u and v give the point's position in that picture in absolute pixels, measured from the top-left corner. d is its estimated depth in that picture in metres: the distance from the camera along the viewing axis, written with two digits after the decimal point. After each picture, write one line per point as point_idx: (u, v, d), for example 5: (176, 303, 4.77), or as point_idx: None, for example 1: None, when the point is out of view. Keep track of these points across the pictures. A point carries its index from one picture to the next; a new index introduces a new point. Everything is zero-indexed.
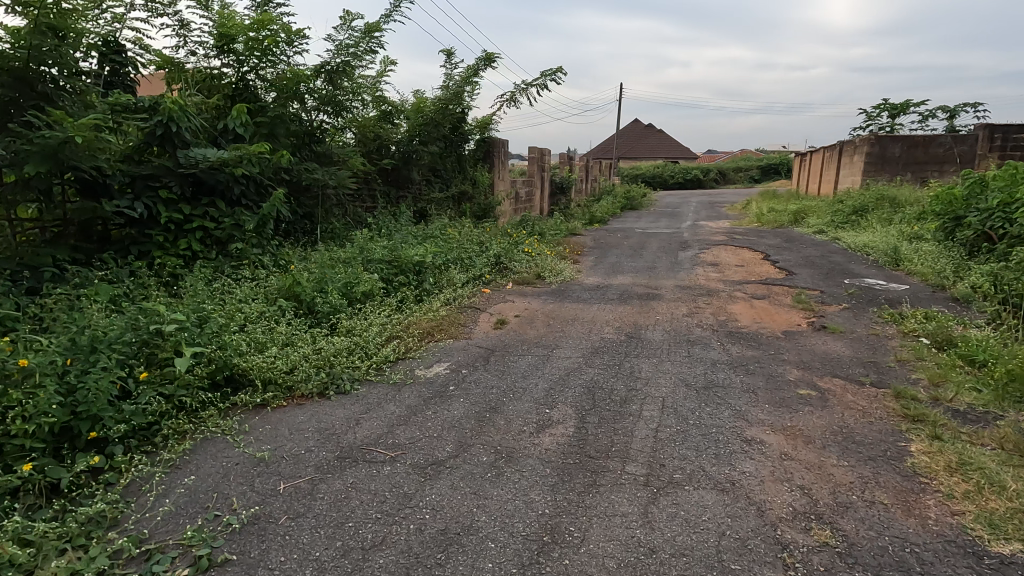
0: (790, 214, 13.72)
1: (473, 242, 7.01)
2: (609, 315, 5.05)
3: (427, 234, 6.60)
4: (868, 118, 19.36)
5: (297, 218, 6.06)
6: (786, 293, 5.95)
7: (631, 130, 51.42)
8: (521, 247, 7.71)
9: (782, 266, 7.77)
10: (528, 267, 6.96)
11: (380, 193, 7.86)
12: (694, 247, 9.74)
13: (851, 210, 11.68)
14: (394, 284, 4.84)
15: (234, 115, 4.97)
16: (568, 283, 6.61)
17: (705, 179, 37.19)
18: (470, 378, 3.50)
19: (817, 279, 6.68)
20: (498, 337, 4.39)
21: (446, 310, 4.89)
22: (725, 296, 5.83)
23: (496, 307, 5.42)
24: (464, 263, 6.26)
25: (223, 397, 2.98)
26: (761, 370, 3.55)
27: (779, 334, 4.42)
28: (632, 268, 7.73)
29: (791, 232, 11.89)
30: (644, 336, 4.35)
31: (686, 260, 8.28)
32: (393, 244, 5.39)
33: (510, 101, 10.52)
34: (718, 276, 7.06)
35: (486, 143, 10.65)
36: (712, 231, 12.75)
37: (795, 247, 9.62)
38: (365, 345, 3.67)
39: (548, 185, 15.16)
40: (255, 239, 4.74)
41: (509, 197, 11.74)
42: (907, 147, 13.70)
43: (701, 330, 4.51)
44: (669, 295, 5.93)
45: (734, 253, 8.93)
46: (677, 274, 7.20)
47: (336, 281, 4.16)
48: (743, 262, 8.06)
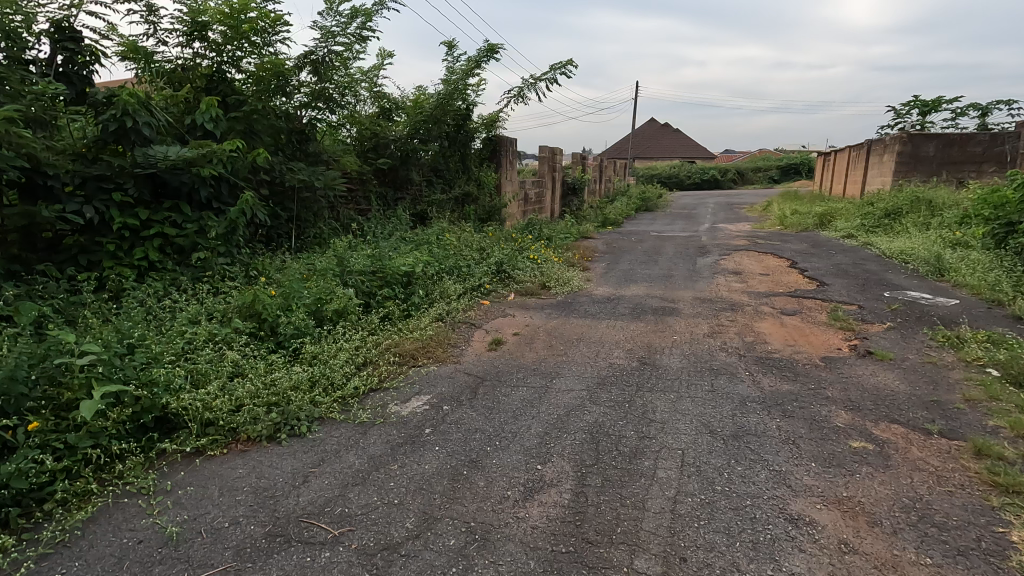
0: (815, 216, 12.97)
1: (474, 248, 6.47)
2: (619, 334, 4.47)
3: (423, 240, 6.08)
4: (897, 116, 18.45)
5: (280, 223, 5.57)
6: (820, 308, 5.32)
7: (647, 130, 50.55)
8: (526, 253, 7.15)
9: (811, 275, 7.11)
10: (533, 276, 6.40)
11: (376, 194, 7.36)
12: (714, 253, 9.09)
13: (882, 213, 10.93)
14: (377, 299, 4.32)
15: (203, 108, 4.50)
16: (576, 294, 6.04)
17: (723, 180, 36.28)
18: (451, 417, 2.96)
19: (852, 291, 6.04)
20: (491, 362, 3.84)
21: (434, 328, 4.35)
22: (750, 311, 5.22)
23: (494, 323, 4.87)
24: (462, 272, 5.72)
25: (148, 445, 2.48)
26: (800, 410, 2.96)
27: (816, 360, 3.81)
28: (646, 277, 7.13)
29: (817, 236, 11.18)
30: (659, 362, 3.78)
31: (706, 268, 7.67)
32: (380, 252, 4.88)
33: (518, 97, 9.97)
34: (740, 286, 6.44)
35: (492, 141, 10.11)
36: (732, 235, 12.06)
37: (824, 253, 8.93)
38: (331, 376, 3.14)
39: (559, 185, 14.59)
40: (222, 248, 4.25)
41: (517, 198, 11.20)
42: (942, 145, 12.88)
43: (725, 355, 3.93)
44: (686, 309, 5.33)
45: (757, 260, 8.28)
46: (696, 285, 6.59)
47: (305, 298, 3.65)
48: (768, 270, 7.42)
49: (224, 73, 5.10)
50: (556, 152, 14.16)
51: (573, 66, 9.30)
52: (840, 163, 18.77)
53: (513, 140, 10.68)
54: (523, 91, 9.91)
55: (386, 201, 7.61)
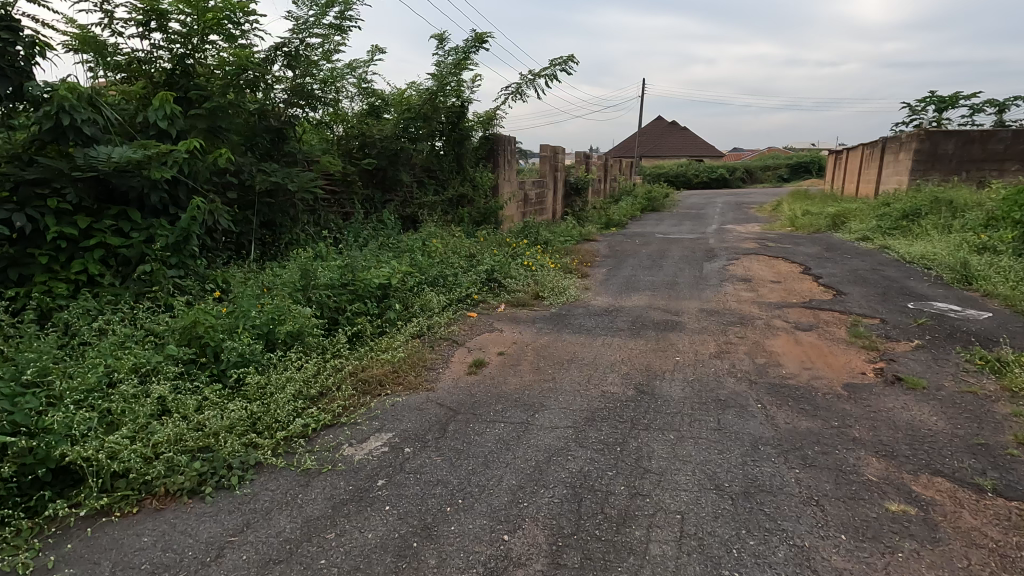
0: (828, 217, 12.44)
1: (463, 255, 6.03)
2: (615, 354, 4.02)
3: (407, 247, 5.65)
4: (913, 112, 17.80)
5: (250, 229, 5.16)
6: (838, 323, 4.83)
7: (654, 128, 49.89)
8: (520, 259, 6.71)
9: (826, 282, 6.62)
10: (526, 285, 5.96)
11: (361, 197, 6.93)
12: (721, 257, 8.60)
13: (900, 214, 10.39)
14: (346, 316, 3.89)
15: (157, 105, 4.10)
16: (572, 305, 5.60)
17: (731, 179, 35.63)
18: (411, 464, 2.53)
19: (872, 302, 5.54)
20: (468, 390, 3.41)
21: (409, 349, 3.92)
22: (761, 327, 4.74)
23: (479, 340, 4.43)
24: (447, 281, 5.29)
25: (40, 506, 2.08)
26: (822, 456, 2.50)
27: (838, 389, 3.34)
28: (648, 285, 6.67)
29: (830, 239, 10.65)
30: (658, 391, 3.32)
31: (712, 275, 7.19)
32: (354, 261, 4.45)
33: (515, 93, 9.51)
34: (750, 296, 5.97)
35: (488, 140, 9.68)
36: (740, 237, 11.55)
37: (839, 258, 8.42)
38: (276, 412, 2.72)
39: (562, 186, 14.13)
40: (175, 259, 3.85)
41: (516, 199, 10.75)
42: (961, 143, 12.30)
43: (734, 381, 3.46)
44: (691, 323, 4.86)
45: (767, 266, 7.79)
46: (702, 294, 6.12)
47: (255, 318, 3.23)
48: (780, 277, 6.94)
49: (186, 66, 4.70)
50: (558, 151, 13.69)
51: (574, 61, 8.83)
52: (853, 162, 18.17)
53: (511, 139, 10.23)
54: (520, 88, 9.45)
55: (373, 204, 7.19)
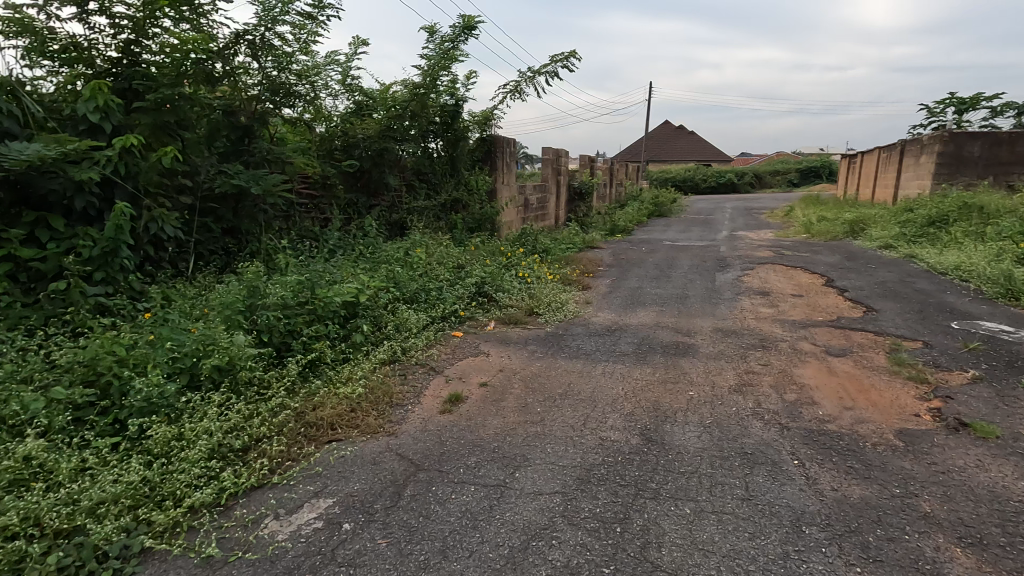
0: (845, 224, 11.80)
1: (451, 265, 5.45)
2: (618, 386, 3.42)
3: (386, 258, 5.08)
4: (931, 114, 17.13)
5: (214, 238, 4.67)
6: (875, 346, 4.21)
7: (661, 132, 49.27)
8: (515, 270, 6.13)
9: (853, 296, 5.99)
10: (519, 299, 5.37)
11: (342, 202, 6.38)
12: (734, 267, 7.98)
13: (925, 220, 9.73)
14: (301, 342, 3.32)
15: (87, 96, 3.56)
16: (570, 323, 5.01)
17: (740, 184, 34.97)
18: (347, 550, 1.94)
19: (909, 320, 4.92)
20: (438, 434, 2.82)
21: (375, 380, 3.34)
22: (786, 351, 4.12)
23: (460, 367, 3.83)
24: (429, 297, 4.71)
25: None
26: (890, 547, 1.89)
27: (890, 438, 2.72)
28: (656, 298, 6.07)
29: (850, 247, 10.00)
30: (669, 439, 2.72)
31: (726, 287, 6.57)
32: (317, 276, 3.87)
33: (514, 92, 8.95)
34: (769, 313, 5.35)
35: (485, 142, 9.12)
36: (753, 245, 10.92)
37: (862, 268, 7.78)
38: (183, 474, 2.13)
39: (564, 190, 13.56)
40: (101, 274, 3.29)
41: (515, 204, 10.19)
42: (988, 145, 11.64)
43: (760, 425, 2.86)
44: (704, 347, 4.25)
45: (785, 277, 7.15)
46: (715, 310, 5.50)
47: (178, 349, 2.65)
48: (800, 290, 6.31)
49: (134, 55, 4.18)
50: (560, 155, 13.12)
51: (576, 57, 8.25)
52: (868, 166, 17.50)
53: (510, 141, 9.68)
54: (519, 86, 8.90)
55: (356, 209, 6.64)
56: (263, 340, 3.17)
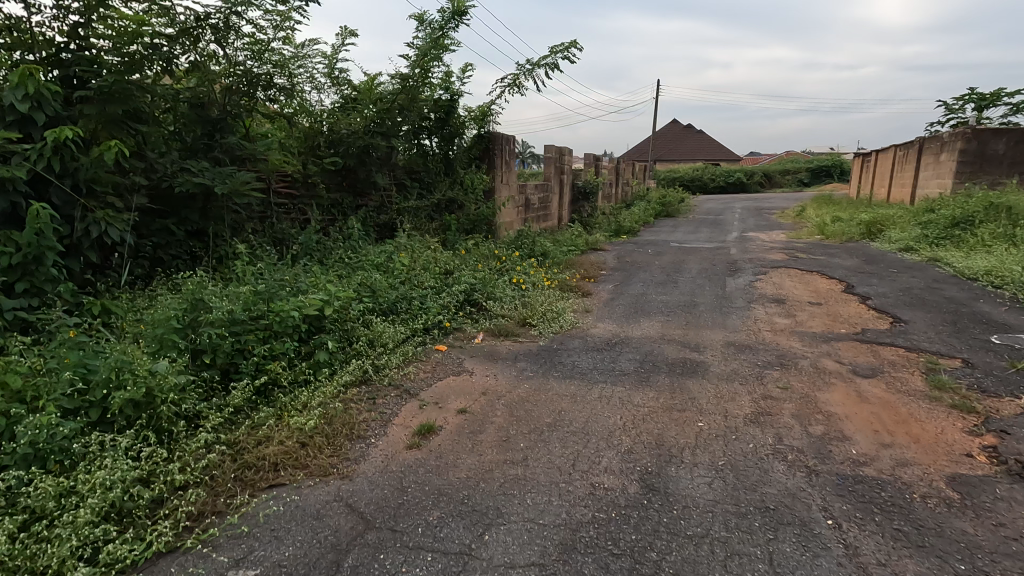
0: (862, 225, 11.28)
1: (438, 270, 5.02)
2: (616, 415, 2.97)
3: (365, 264, 4.66)
4: (950, 111, 16.52)
5: (177, 242, 4.33)
6: (908, 365, 3.74)
7: (668, 131, 48.63)
8: (510, 275, 5.69)
9: (877, 305, 5.50)
10: (511, 307, 4.92)
11: (325, 202, 5.97)
12: (746, 271, 7.49)
13: (948, 221, 9.20)
14: (251, 363, 2.90)
15: (16, 83, 3.15)
16: (566, 335, 4.56)
17: (749, 183, 34.34)
18: None
19: (943, 334, 4.43)
20: (400, 478, 2.38)
21: (335, 407, 2.91)
22: (808, 371, 3.65)
23: (438, 389, 3.40)
24: (410, 306, 4.29)
25: None
26: None
27: (942, 487, 2.26)
28: (662, 306, 5.61)
29: (868, 249, 9.48)
30: (673, 488, 2.26)
31: (738, 294, 6.10)
32: (279, 285, 3.45)
33: (513, 86, 8.50)
34: (786, 323, 4.88)
35: (482, 139, 8.70)
36: (765, 247, 10.42)
37: (884, 273, 7.27)
38: (63, 544, 1.71)
39: (568, 190, 13.10)
40: (24, 284, 2.87)
41: (514, 204, 9.74)
42: (1014, 142, 11.07)
43: (784, 469, 2.40)
44: (715, 365, 3.79)
45: (801, 283, 6.65)
46: (726, 320, 5.03)
47: (89, 377, 2.24)
48: (819, 298, 5.83)
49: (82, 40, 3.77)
50: (564, 153, 12.66)
51: (578, 48, 7.80)
52: (884, 164, 16.90)
53: (509, 138, 9.24)
54: (518, 80, 8.45)
55: (341, 209, 6.23)
56: (205, 362, 2.75)
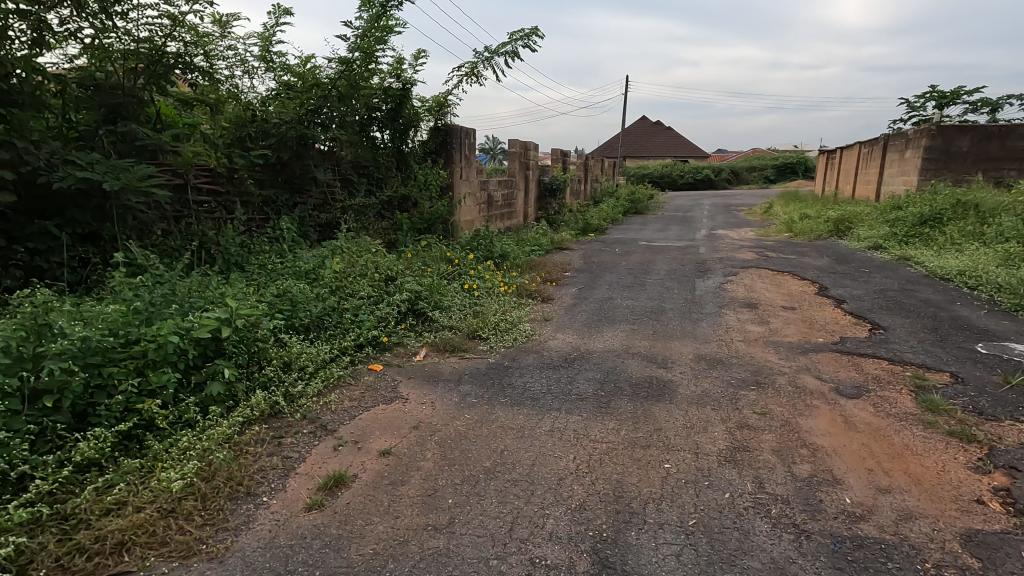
0: (830, 223, 11.14)
1: (379, 276, 4.47)
2: (568, 455, 2.49)
3: (291, 272, 4.08)
4: (912, 109, 16.66)
5: (63, 247, 3.71)
6: (893, 383, 3.38)
7: (638, 128, 48.69)
8: (462, 279, 5.18)
9: (853, 310, 5.19)
10: (460, 318, 4.41)
11: (256, 199, 5.36)
12: (716, 272, 7.14)
13: (917, 218, 9.06)
14: (113, 406, 2.33)
15: None
16: (520, 348, 4.08)
17: (717, 180, 34.53)
18: None
19: (926, 343, 4.10)
20: (287, 557, 1.86)
21: (225, 456, 2.36)
22: (786, 391, 3.25)
23: (362, 423, 2.87)
24: (340, 320, 3.76)
25: None
26: None
27: (956, 550, 1.85)
28: (627, 313, 5.19)
29: (837, 248, 9.27)
30: (633, 564, 1.80)
31: (708, 298, 5.71)
32: (168, 301, 2.89)
33: (470, 75, 7.98)
34: (759, 332, 4.50)
35: (439, 132, 8.16)
36: (735, 245, 10.15)
37: (856, 273, 7.02)
38: None
39: (534, 187, 12.66)
40: None
41: (474, 202, 9.22)
42: (977, 139, 11.08)
43: (766, 529, 1.96)
44: (684, 384, 3.36)
45: (773, 285, 6.31)
46: (696, 328, 4.62)
47: None
48: (793, 302, 5.49)
49: None
50: (529, 148, 12.16)
51: (538, 35, 7.31)
52: (849, 161, 16.94)
53: (468, 131, 8.71)
54: (476, 69, 7.92)
55: (276, 207, 5.61)
56: (46, 407, 2.17)
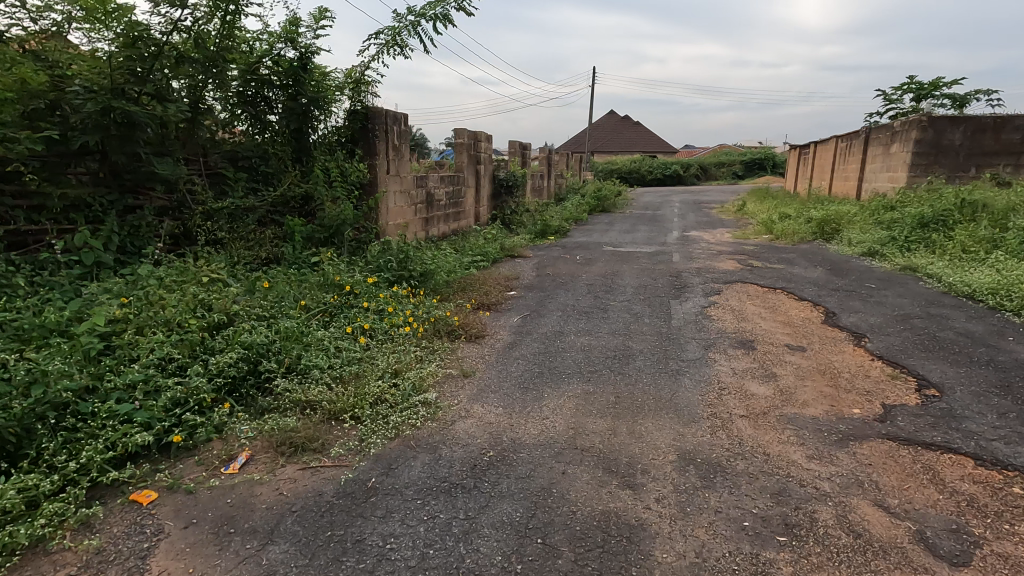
0: (814, 224, 9.98)
1: (198, 323, 2.93)
2: None
3: (29, 326, 2.52)
4: (889, 101, 15.77)
5: None
6: (1010, 520, 2.02)
7: (605, 122, 47.61)
8: (348, 317, 3.67)
9: (880, 351, 3.87)
10: (323, 384, 2.93)
11: (54, 203, 3.75)
12: (694, 290, 5.79)
13: (916, 220, 7.93)
14: None
15: None
16: (407, 441, 2.60)
17: (685, 175, 33.66)
18: None
19: (1014, 420, 2.78)
20: None
21: None
22: (841, 549, 1.85)
23: None
24: (84, 419, 2.23)
25: None
26: None
27: None
28: (581, 361, 3.75)
29: (827, 255, 8.08)
30: None
31: (689, 332, 4.34)
32: None
33: (392, 44, 6.41)
34: (766, 396, 3.13)
35: (356, 116, 6.59)
36: (712, 251, 8.86)
37: (862, 291, 5.77)
38: None
39: (486, 183, 11.15)
40: None
41: (405, 202, 7.68)
42: (971, 131, 10.05)
43: None
44: (662, 532, 1.94)
45: (768, 311, 4.99)
46: (676, 390, 3.22)
47: None
48: (800, 340, 4.14)
49: None
50: (479, 139, 10.63)
51: None
52: (825, 156, 15.96)
53: (396, 117, 7.14)
54: (400, 36, 6.37)
55: (92, 213, 4.01)
56: None
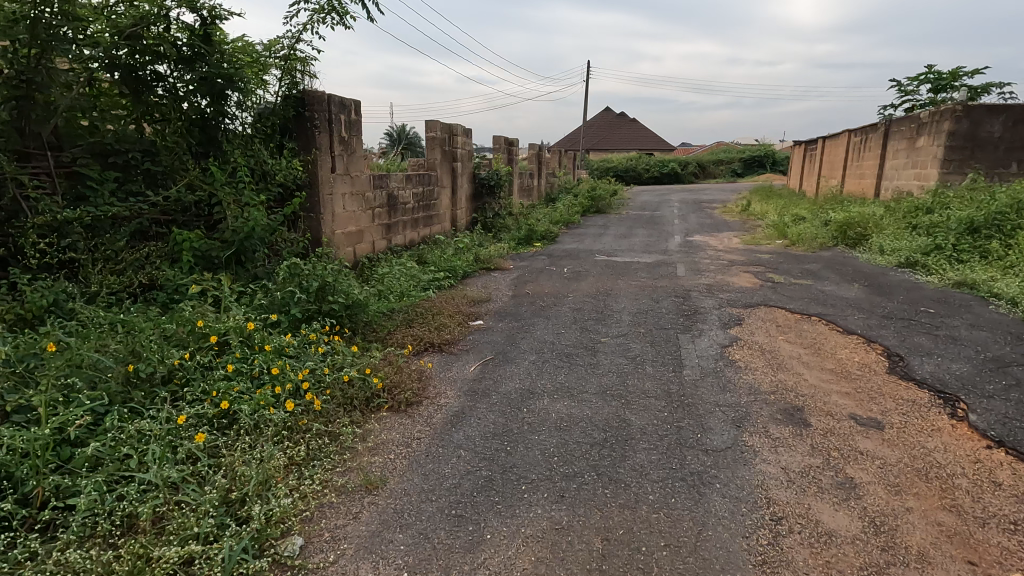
0: (836, 227, 8.75)
1: None
2: None
3: None
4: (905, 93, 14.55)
5: None
6: None
7: (601, 119, 46.33)
8: (196, 392, 2.41)
9: (996, 431, 2.62)
10: (88, 545, 1.67)
11: None
12: (710, 319, 4.53)
13: (964, 225, 6.70)
14: None
15: None
16: None
17: (683, 174, 32.45)
18: None
19: None
20: None
21: None
22: None
23: None
24: None
25: None
26: None
27: None
28: (554, 452, 2.49)
29: (858, 266, 6.84)
30: None
31: (709, 394, 3.08)
32: None
33: (330, 11, 5.10)
34: (855, 541, 1.87)
35: (287, 101, 5.29)
36: (721, 260, 7.62)
37: (922, 319, 4.52)
38: None
39: (465, 182, 9.86)
40: None
41: (358, 207, 6.39)
42: (1011, 122, 8.80)
43: None
44: None
45: (813, 354, 3.72)
46: (701, 524, 1.97)
47: None
48: (870, 407, 2.89)
49: None
50: (456, 133, 9.29)
51: None
52: (836, 152, 14.74)
53: (344, 103, 5.85)
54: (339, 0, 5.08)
55: None
56: None
